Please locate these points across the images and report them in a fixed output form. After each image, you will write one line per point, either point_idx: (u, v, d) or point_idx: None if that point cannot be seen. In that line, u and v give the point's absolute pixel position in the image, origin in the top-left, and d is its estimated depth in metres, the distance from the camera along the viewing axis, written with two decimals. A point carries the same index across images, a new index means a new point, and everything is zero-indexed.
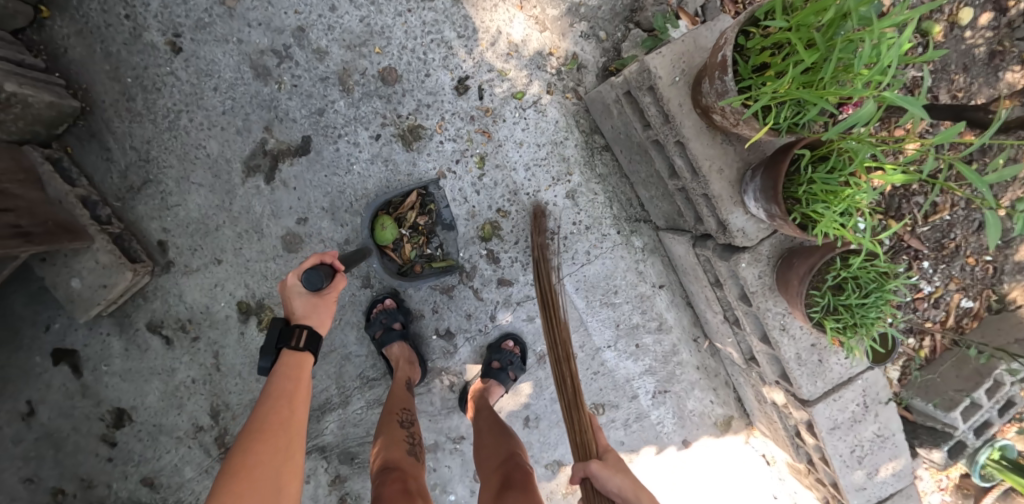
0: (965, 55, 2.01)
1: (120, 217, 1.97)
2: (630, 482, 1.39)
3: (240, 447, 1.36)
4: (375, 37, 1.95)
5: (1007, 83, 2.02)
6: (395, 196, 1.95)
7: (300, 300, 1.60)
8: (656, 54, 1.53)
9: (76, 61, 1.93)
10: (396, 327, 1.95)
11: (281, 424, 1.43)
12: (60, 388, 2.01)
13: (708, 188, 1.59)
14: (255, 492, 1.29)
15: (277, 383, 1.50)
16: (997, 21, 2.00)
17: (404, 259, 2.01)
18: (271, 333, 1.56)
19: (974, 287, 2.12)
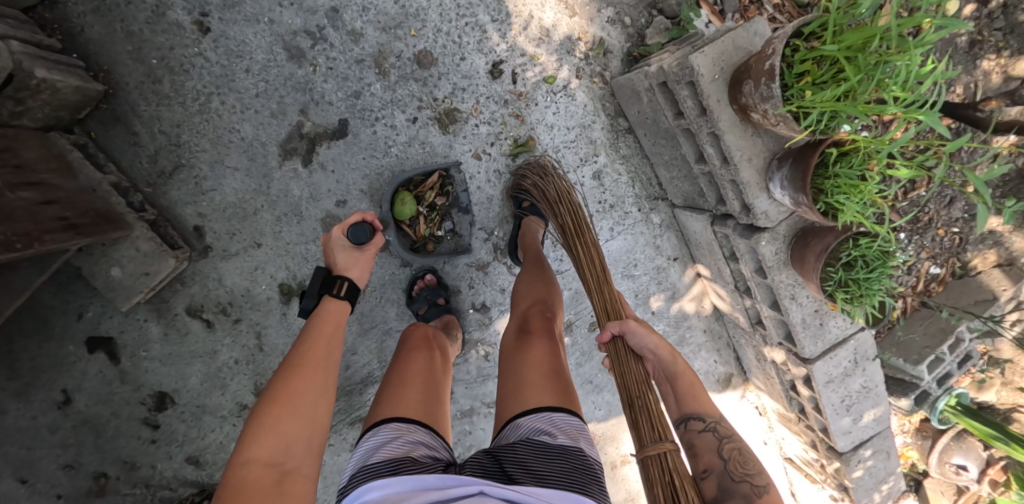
0: (948, 44, 2.29)
1: (153, 203, 1.96)
2: (663, 341, 1.52)
3: (280, 379, 1.41)
4: (410, 19, 1.97)
5: (982, 71, 2.33)
6: (417, 174, 1.96)
7: (341, 253, 1.73)
8: (699, 53, 1.64)
9: (95, 41, 1.88)
10: (439, 303, 2.04)
11: (315, 360, 1.47)
12: (98, 375, 2.04)
13: (738, 174, 1.74)
14: (286, 416, 1.33)
15: (316, 324, 1.56)
16: (980, 12, 2.29)
17: (417, 235, 2.02)
18: (316, 277, 1.67)
19: (941, 255, 2.43)
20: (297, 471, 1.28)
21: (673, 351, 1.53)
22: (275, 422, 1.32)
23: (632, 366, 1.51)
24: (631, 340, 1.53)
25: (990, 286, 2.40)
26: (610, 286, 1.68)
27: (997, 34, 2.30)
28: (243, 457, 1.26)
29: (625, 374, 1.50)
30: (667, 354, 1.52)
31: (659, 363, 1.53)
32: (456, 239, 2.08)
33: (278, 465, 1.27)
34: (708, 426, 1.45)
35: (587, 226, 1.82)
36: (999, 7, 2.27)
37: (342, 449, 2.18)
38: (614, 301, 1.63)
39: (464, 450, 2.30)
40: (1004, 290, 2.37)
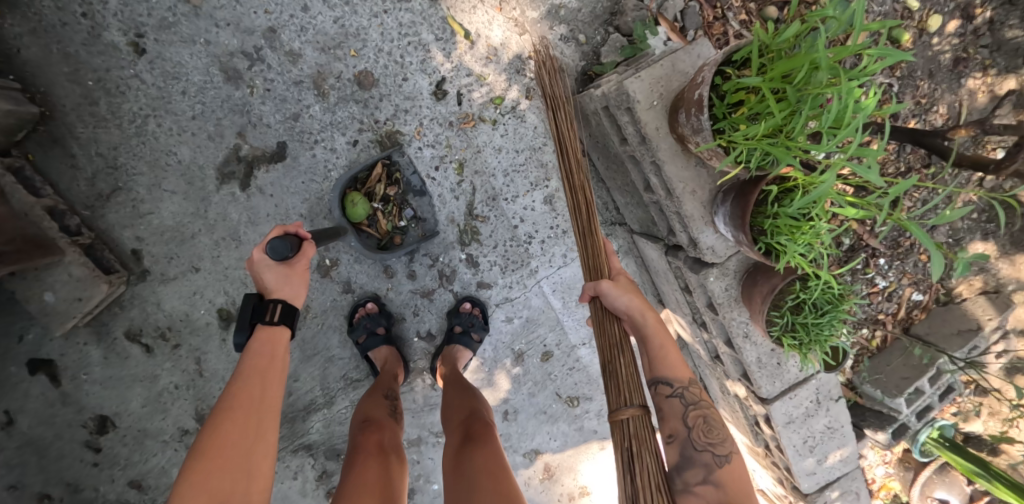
0: (931, 60, 2.21)
1: (90, 226, 1.94)
2: (639, 300, 1.45)
3: (211, 428, 1.30)
4: (350, 39, 1.91)
5: (967, 89, 2.24)
6: (360, 171, 1.92)
7: (269, 273, 1.51)
8: (634, 79, 1.54)
9: (31, 62, 1.85)
10: (379, 332, 1.96)
11: (252, 403, 1.36)
12: (39, 397, 2.02)
13: (680, 207, 1.64)
14: (225, 473, 1.24)
15: (250, 361, 1.43)
16: (964, 28, 2.21)
17: (380, 232, 1.99)
18: (245, 306, 1.50)
19: (924, 282, 2.29)
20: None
21: (648, 311, 1.44)
22: (212, 479, 1.23)
23: (608, 329, 1.50)
24: (606, 300, 1.47)
25: (976, 314, 2.28)
26: (595, 235, 1.60)
27: (983, 52, 2.22)
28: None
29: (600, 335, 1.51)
30: (639, 311, 1.44)
31: (631, 321, 1.47)
32: (421, 225, 2.03)
33: None
34: (675, 391, 1.44)
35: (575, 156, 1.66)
36: (985, 23, 2.20)
37: (284, 478, 2.13)
38: (597, 259, 1.56)
39: (411, 480, 2.23)
40: (989, 319, 2.25)
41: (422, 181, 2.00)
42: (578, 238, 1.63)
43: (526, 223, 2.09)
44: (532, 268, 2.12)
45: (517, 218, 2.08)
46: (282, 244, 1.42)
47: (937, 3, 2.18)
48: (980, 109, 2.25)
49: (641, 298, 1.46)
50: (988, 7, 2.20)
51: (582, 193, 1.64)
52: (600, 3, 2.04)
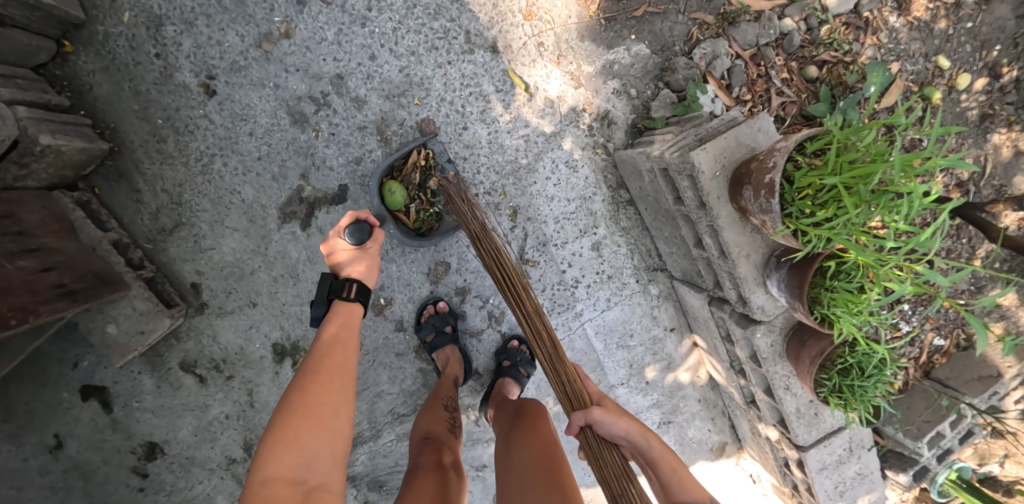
0: (958, 116, 2.35)
1: (152, 259, 1.99)
2: (634, 425, 1.52)
3: (297, 388, 1.38)
4: (414, 88, 1.98)
5: (993, 144, 2.35)
6: (396, 159, 1.94)
7: (344, 256, 1.67)
8: (701, 150, 1.61)
9: (102, 99, 1.91)
10: (447, 331, 2.02)
11: (333, 369, 1.44)
12: (89, 423, 2.05)
13: (735, 269, 1.71)
14: (312, 429, 1.31)
15: (331, 330, 1.53)
16: (992, 86, 2.34)
17: (412, 221, 1.98)
18: (323, 283, 1.63)
19: (945, 327, 2.46)
20: (323, 486, 1.26)
21: (647, 433, 1.52)
22: (298, 436, 1.29)
23: (608, 458, 1.54)
24: (601, 429, 1.54)
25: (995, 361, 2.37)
26: (564, 362, 1.67)
27: (1009, 108, 2.34)
28: (263, 476, 1.23)
29: (600, 465, 1.54)
30: (639, 434, 1.52)
31: (632, 446, 1.55)
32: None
33: (302, 483, 1.24)
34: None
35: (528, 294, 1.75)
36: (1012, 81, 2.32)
37: None
38: (574, 387, 1.62)
39: None
40: (1010, 367, 2.33)
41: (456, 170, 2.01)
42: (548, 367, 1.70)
43: (574, 268, 2.16)
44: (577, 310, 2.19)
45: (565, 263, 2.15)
46: (360, 227, 1.66)
47: (966, 62, 2.32)
48: (1005, 164, 2.36)
49: (638, 423, 1.54)
50: (1014, 67, 2.32)
51: (538, 319, 1.71)
52: (652, 58, 2.15)
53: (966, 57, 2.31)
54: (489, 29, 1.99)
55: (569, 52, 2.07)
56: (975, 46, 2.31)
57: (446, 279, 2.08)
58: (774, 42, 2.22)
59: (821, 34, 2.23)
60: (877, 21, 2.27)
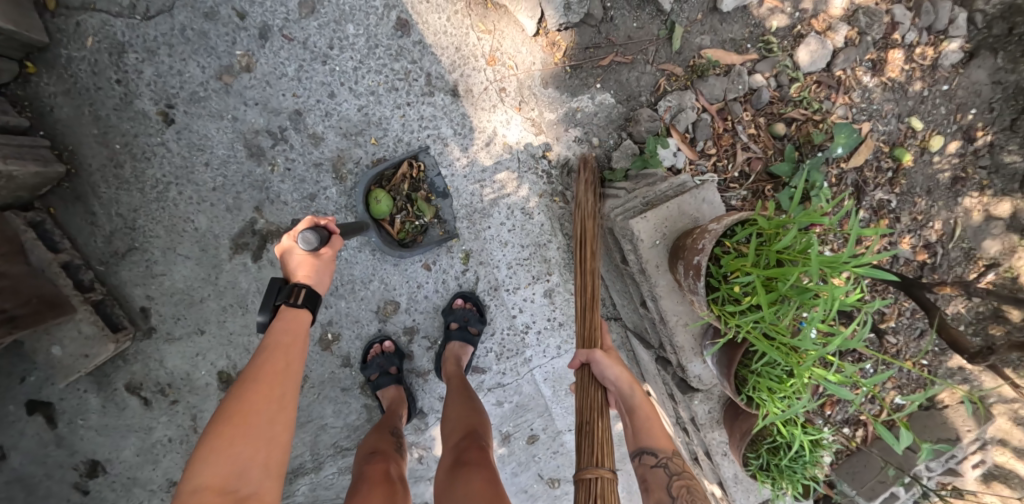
0: (930, 179, 2.27)
1: (103, 281, 2.00)
2: (626, 373, 1.55)
3: (235, 395, 1.34)
4: (372, 127, 1.99)
5: (964, 208, 2.29)
6: (386, 168, 1.99)
7: (296, 259, 1.53)
8: (640, 219, 1.63)
9: (62, 121, 1.92)
10: (391, 372, 2.01)
11: (273, 375, 1.38)
12: (34, 437, 2.07)
13: (672, 337, 1.71)
14: (247, 437, 1.28)
15: (273, 337, 1.44)
16: (964, 149, 2.27)
17: (397, 232, 2.02)
18: (270, 288, 1.51)
19: (908, 386, 2.28)
20: (255, 495, 1.24)
21: (635, 384, 1.54)
22: (232, 446, 1.27)
23: (591, 392, 1.56)
24: (595, 369, 1.57)
25: (955, 423, 2.28)
26: (592, 311, 1.68)
27: (982, 172, 2.26)
28: (193, 485, 1.22)
29: (582, 397, 1.56)
30: (627, 386, 1.53)
31: (618, 392, 1.56)
32: (442, 225, 2.05)
33: (233, 492, 1.22)
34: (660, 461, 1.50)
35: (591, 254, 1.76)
36: (986, 146, 2.24)
37: None
38: (590, 322, 1.65)
39: None
40: (969, 430, 2.25)
41: (445, 185, 2.03)
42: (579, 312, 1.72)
43: (525, 314, 2.15)
44: (526, 356, 2.19)
45: (516, 308, 2.15)
46: (317, 232, 1.46)
47: (939, 124, 2.26)
48: (977, 228, 2.28)
49: (630, 373, 1.56)
50: (990, 131, 2.24)
51: (590, 262, 1.75)
52: (616, 108, 2.14)
53: (941, 119, 2.25)
54: (450, 72, 2.01)
55: (531, 98, 2.08)
56: (949, 109, 2.25)
57: (395, 317, 2.09)
58: (742, 97, 2.20)
59: (791, 92, 2.20)
60: (850, 80, 2.22)
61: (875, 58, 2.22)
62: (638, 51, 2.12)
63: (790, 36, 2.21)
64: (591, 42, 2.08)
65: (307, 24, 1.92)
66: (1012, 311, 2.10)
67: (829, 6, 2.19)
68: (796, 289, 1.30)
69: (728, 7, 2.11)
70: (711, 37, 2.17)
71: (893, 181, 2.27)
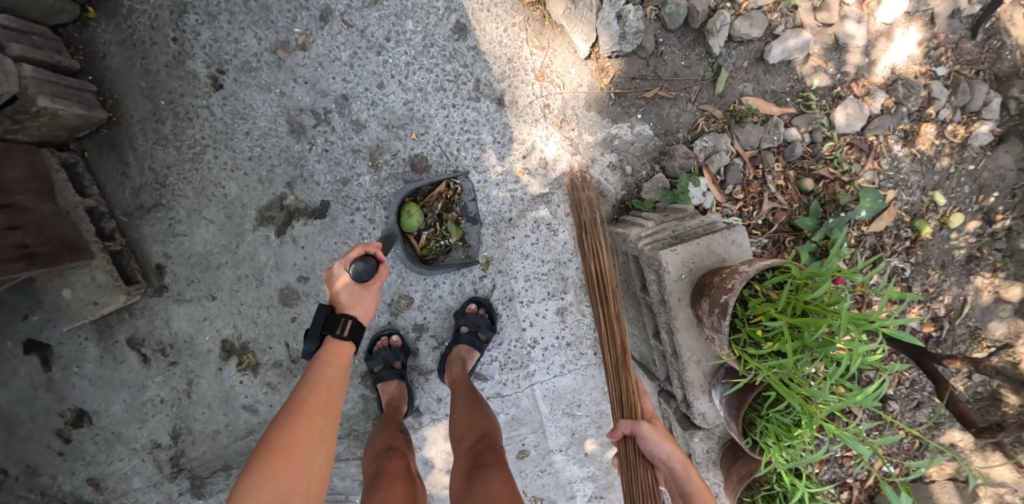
0: (945, 253, 2.30)
1: (124, 233, 2.00)
2: (678, 452, 1.47)
3: (279, 428, 1.37)
4: (415, 123, 2.02)
5: (975, 286, 2.31)
6: (425, 184, 2.01)
7: (344, 290, 1.55)
8: (669, 251, 1.64)
9: (112, 70, 1.94)
10: (396, 366, 2.02)
11: (315, 410, 1.41)
12: (26, 377, 2.05)
13: (683, 372, 1.72)
14: (289, 473, 1.32)
15: (317, 369, 1.47)
16: (982, 230, 2.29)
17: (421, 246, 2.04)
18: (317, 317, 1.52)
19: (898, 455, 2.29)
20: None
21: (689, 464, 1.45)
22: (273, 479, 1.30)
23: (641, 473, 1.57)
24: (644, 445, 1.53)
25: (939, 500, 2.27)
26: (627, 370, 1.72)
27: (997, 254, 2.29)
28: None
29: (634, 479, 1.58)
30: (679, 465, 1.45)
31: (670, 473, 1.48)
32: (466, 249, 2.08)
33: None
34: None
35: (612, 297, 1.82)
36: (1004, 229, 2.26)
37: None
38: (629, 399, 1.66)
39: None
40: None
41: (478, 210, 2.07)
42: (610, 370, 1.77)
43: (534, 328, 2.16)
44: (529, 370, 2.18)
45: (527, 321, 2.15)
46: (366, 265, 1.54)
47: (961, 203, 2.28)
48: (983, 308, 2.31)
49: (682, 450, 1.48)
50: (1009, 216, 2.27)
51: (613, 306, 1.81)
52: (653, 140, 2.18)
53: (963, 197, 2.28)
54: (499, 81, 2.04)
55: (572, 118, 2.11)
56: (973, 189, 2.28)
57: (406, 313, 2.09)
58: (775, 148, 2.23)
59: (823, 149, 2.24)
60: (881, 146, 2.25)
61: (909, 129, 2.25)
62: (682, 88, 2.17)
63: (830, 95, 2.25)
64: (638, 72, 2.12)
65: (368, 13, 1.96)
66: (1010, 395, 2.14)
67: (871, 73, 2.24)
68: (819, 341, 1.33)
69: (774, 59, 2.16)
70: (753, 86, 2.21)
71: (910, 251, 2.30)
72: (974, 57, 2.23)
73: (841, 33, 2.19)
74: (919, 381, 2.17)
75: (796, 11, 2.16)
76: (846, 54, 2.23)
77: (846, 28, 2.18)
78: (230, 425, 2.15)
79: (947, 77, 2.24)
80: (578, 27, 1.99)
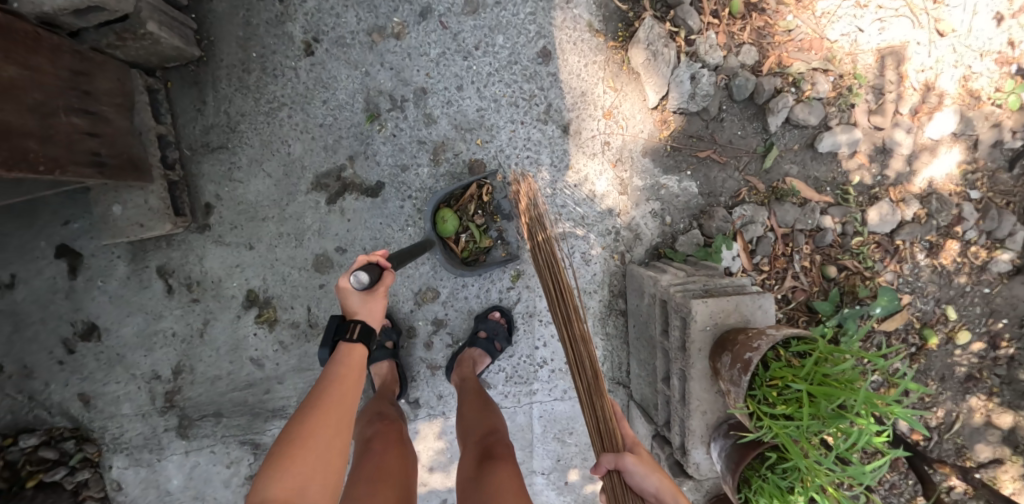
0: (946, 366, 2.41)
1: (183, 165, 2.07)
2: (666, 483, 1.36)
3: (297, 418, 1.29)
4: (483, 130, 2.11)
5: (969, 405, 2.42)
6: (457, 188, 2.03)
7: (351, 298, 1.48)
8: (700, 301, 1.71)
9: (215, 14, 2.04)
10: (388, 346, 2.05)
11: (333, 401, 1.33)
12: (49, 279, 2.09)
13: (687, 419, 1.77)
14: (309, 461, 1.22)
15: (333, 368, 1.40)
16: (986, 352, 2.41)
17: (460, 249, 2.08)
18: (329, 325, 1.49)
19: None
20: None
21: (676, 492, 1.36)
22: (294, 466, 1.21)
23: None
24: (628, 478, 1.39)
25: None
26: (602, 396, 1.54)
27: (995, 379, 2.41)
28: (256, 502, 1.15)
29: None
30: (669, 496, 1.36)
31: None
32: (505, 247, 2.13)
33: None
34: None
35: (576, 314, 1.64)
36: (1006, 357, 2.39)
37: (218, 461, 2.21)
38: (609, 427, 1.50)
39: None
40: None
41: (511, 208, 2.11)
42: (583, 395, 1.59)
43: (546, 349, 2.21)
44: (532, 388, 2.23)
45: (541, 341, 2.21)
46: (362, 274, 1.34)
47: (970, 321, 2.40)
48: (974, 428, 2.42)
49: (669, 478, 1.38)
50: (1013, 344, 2.39)
51: (578, 327, 1.62)
52: (697, 198, 2.28)
53: (973, 317, 2.40)
54: (570, 111, 2.15)
55: (628, 160, 2.21)
56: (984, 311, 2.40)
57: (429, 305, 2.15)
58: (808, 231, 2.33)
59: (852, 242, 2.35)
60: (906, 251, 2.36)
61: (934, 241, 2.37)
62: (733, 155, 2.28)
63: (867, 193, 2.37)
64: (696, 132, 2.24)
65: (465, 20, 2.07)
66: None
67: (910, 181, 2.37)
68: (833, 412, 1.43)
69: (823, 148, 2.29)
70: (799, 169, 2.34)
71: (914, 356, 2.40)
72: (1008, 188, 2.37)
73: (890, 138, 2.32)
74: (901, 484, 2.23)
75: (853, 108, 2.30)
76: (890, 158, 2.35)
77: (895, 135, 2.31)
78: (232, 373, 2.18)
79: (978, 201, 2.37)
80: (653, 78, 2.10)
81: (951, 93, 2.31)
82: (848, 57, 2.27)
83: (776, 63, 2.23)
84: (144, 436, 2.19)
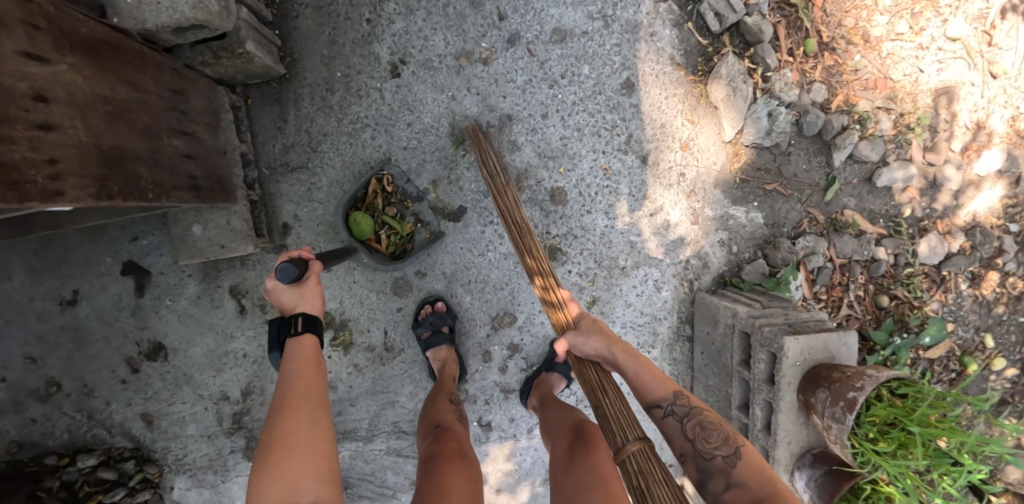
0: (981, 392, 2.54)
1: (262, 185, 2.03)
2: (603, 339, 1.53)
3: (269, 423, 1.24)
4: (564, 158, 2.14)
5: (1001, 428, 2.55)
6: (357, 189, 1.95)
7: (280, 293, 1.44)
8: (794, 338, 1.77)
9: (301, 31, 2.00)
10: (443, 331, 2.04)
11: (301, 394, 1.29)
12: (114, 297, 2.03)
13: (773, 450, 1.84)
14: (294, 461, 1.18)
15: (289, 366, 1.35)
16: (1017, 378, 2.54)
17: (384, 247, 2.01)
18: (269, 330, 1.42)
19: None
20: None
21: (617, 345, 1.51)
22: (279, 469, 1.17)
23: (587, 374, 1.53)
24: (574, 347, 1.56)
25: None
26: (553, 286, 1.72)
27: None
28: None
29: (584, 382, 1.52)
30: (605, 347, 1.52)
31: (607, 363, 1.54)
32: (426, 228, 2.07)
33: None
34: (668, 411, 1.44)
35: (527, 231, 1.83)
36: None
37: None
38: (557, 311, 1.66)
39: None
40: None
41: (416, 188, 2.04)
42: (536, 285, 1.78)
43: None
44: None
45: None
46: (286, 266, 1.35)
47: (1006, 350, 2.53)
48: None
49: (608, 337, 1.54)
50: None
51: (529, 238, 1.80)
52: (762, 229, 2.34)
53: (1009, 345, 2.53)
54: (649, 142, 2.18)
55: (700, 191, 2.26)
56: (1018, 340, 2.53)
57: (505, 330, 2.17)
58: (863, 262, 2.42)
59: (903, 273, 2.44)
60: (951, 281, 2.47)
61: (977, 273, 2.48)
62: (797, 188, 2.35)
63: (916, 226, 2.46)
64: (764, 165, 2.30)
65: (552, 49, 2.09)
66: None
67: (955, 215, 2.46)
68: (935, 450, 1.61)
69: (881, 183, 2.37)
70: (856, 202, 2.42)
71: (954, 382, 2.52)
72: None
73: (941, 175, 2.40)
74: None
75: (911, 145, 2.37)
76: (939, 193, 2.44)
77: (946, 171, 2.39)
78: None
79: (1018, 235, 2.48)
80: (731, 113, 2.15)
81: (999, 132, 2.41)
82: (909, 96, 2.35)
83: (843, 101, 2.31)
84: (207, 457, 2.15)
